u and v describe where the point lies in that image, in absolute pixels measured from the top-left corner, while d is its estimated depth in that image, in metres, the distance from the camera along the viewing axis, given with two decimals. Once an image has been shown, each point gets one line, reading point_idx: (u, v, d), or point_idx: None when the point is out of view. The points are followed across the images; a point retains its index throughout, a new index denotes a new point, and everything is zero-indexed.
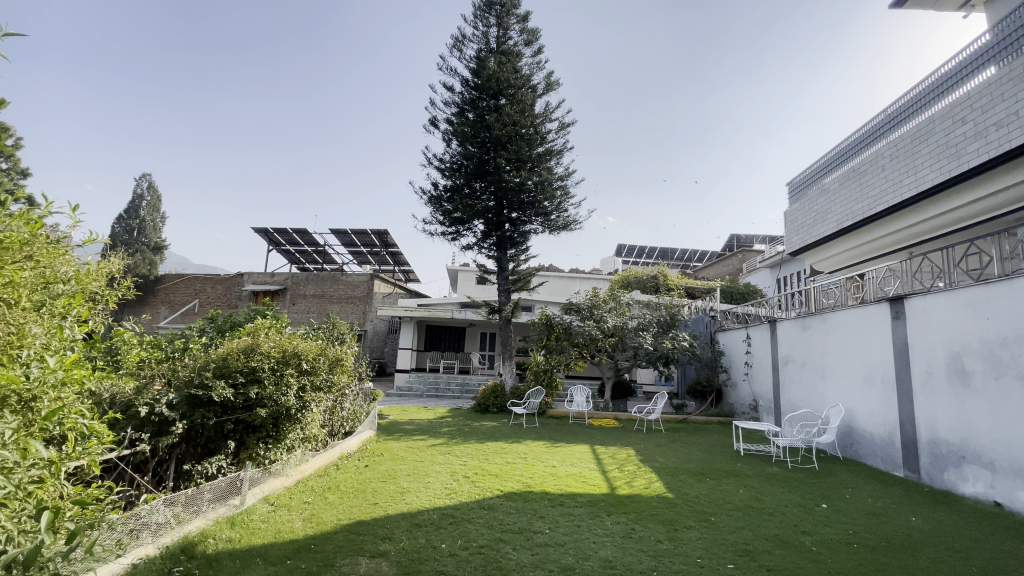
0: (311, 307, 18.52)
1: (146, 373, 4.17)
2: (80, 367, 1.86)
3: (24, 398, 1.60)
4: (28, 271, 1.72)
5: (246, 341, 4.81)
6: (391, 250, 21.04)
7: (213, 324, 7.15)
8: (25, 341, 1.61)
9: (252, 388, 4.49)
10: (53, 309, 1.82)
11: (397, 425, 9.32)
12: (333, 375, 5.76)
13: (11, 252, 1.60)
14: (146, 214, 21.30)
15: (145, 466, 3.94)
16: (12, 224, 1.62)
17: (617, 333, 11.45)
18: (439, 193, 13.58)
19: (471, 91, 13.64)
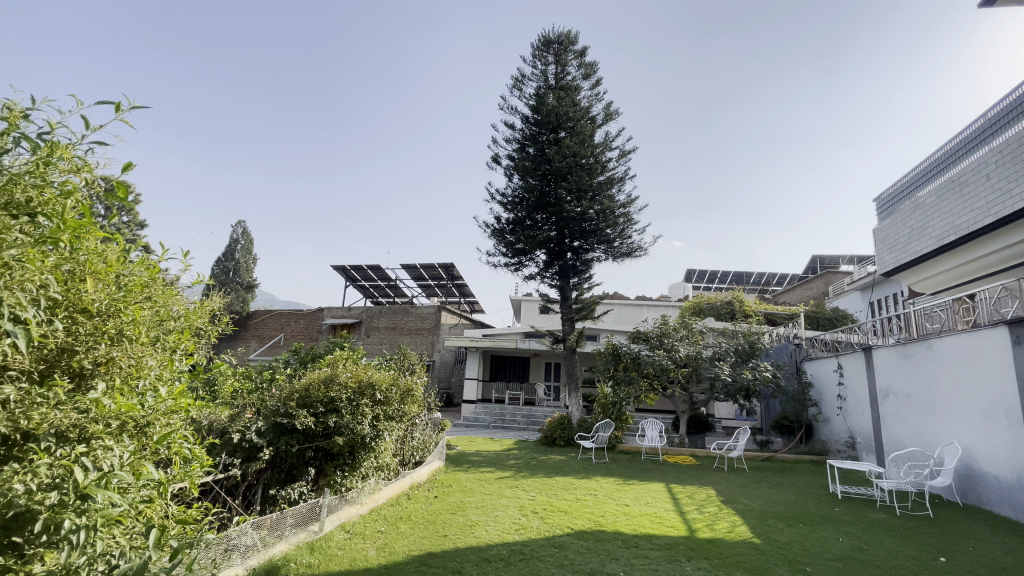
0: (384, 339, 19.32)
1: (239, 402, 4.51)
2: (186, 396, 2.08)
3: (140, 424, 1.76)
4: (148, 310, 1.94)
5: (326, 372, 5.12)
6: (457, 283, 21.63)
7: (296, 356, 7.66)
8: (142, 372, 1.82)
9: (331, 417, 4.74)
10: (166, 343, 2.06)
11: (464, 456, 9.36)
12: (405, 405, 5.93)
13: (135, 294, 1.84)
14: (240, 256, 23.54)
15: (235, 490, 4.22)
16: (134, 270, 1.87)
17: (691, 363, 10.89)
18: (501, 226, 13.91)
19: (532, 126, 14.04)
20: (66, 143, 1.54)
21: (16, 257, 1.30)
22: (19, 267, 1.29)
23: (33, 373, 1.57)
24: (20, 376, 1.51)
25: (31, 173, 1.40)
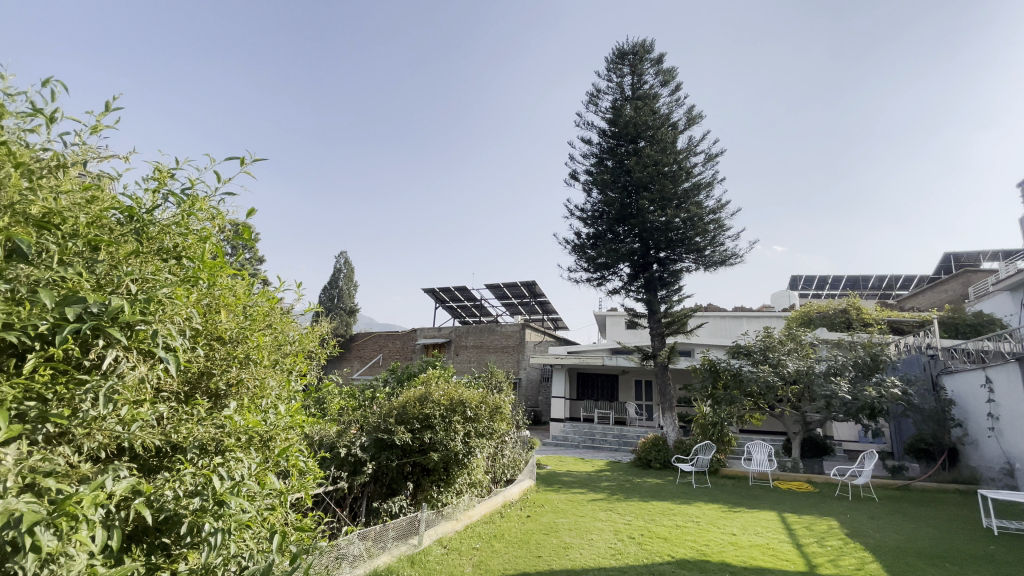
0: (471, 358, 19.85)
1: (345, 418, 4.88)
2: (302, 413, 2.33)
3: (264, 438, 1.98)
4: (269, 336, 2.20)
5: (421, 390, 5.38)
6: (541, 300, 21.75)
7: (394, 375, 8.12)
8: (264, 392, 2.06)
9: (426, 433, 4.98)
10: (285, 364, 2.32)
11: (556, 476, 9.27)
12: (494, 423, 6.03)
13: (258, 323, 2.12)
14: (343, 284, 25.63)
15: (343, 501, 4.54)
16: (258, 300, 2.15)
17: (801, 378, 9.97)
18: (582, 242, 13.85)
19: (609, 139, 13.96)
20: (205, 196, 1.81)
21: (168, 294, 1.52)
22: (169, 303, 1.52)
23: (181, 393, 1.81)
24: (171, 396, 1.76)
25: (177, 224, 1.67)
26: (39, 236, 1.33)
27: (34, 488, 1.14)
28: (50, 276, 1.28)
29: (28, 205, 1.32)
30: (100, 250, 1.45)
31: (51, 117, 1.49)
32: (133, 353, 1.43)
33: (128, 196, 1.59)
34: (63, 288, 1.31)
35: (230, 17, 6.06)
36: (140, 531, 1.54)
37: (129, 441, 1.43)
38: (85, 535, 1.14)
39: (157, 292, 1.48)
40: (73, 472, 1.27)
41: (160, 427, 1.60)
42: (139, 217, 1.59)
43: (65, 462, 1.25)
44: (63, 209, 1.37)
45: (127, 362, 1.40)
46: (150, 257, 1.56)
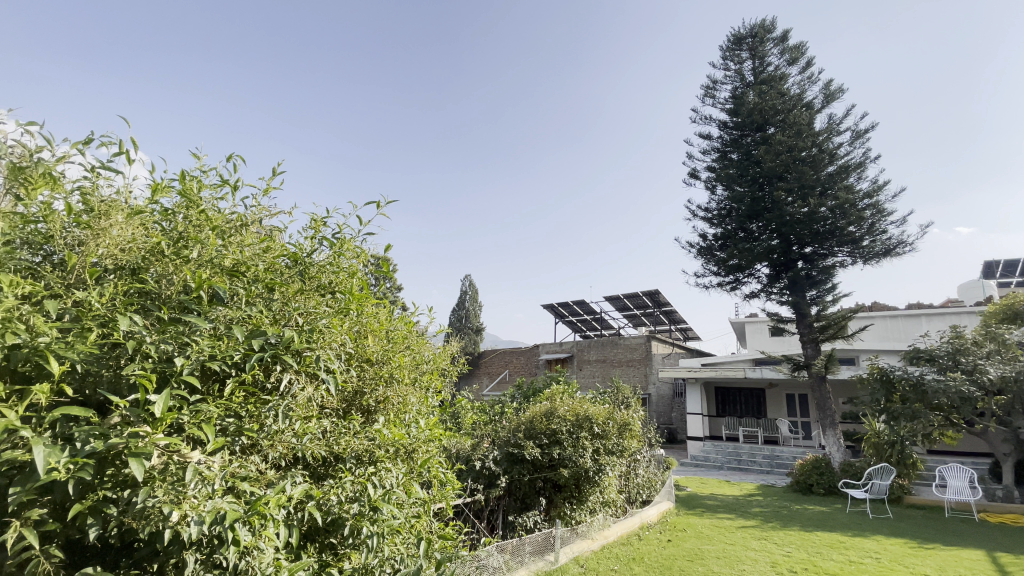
0: (596, 372, 19.48)
1: (478, 433, 5.10)
2: (440, 427, 2.51)
3: (407, 450, 2.17)
4: (409, 356, 2.43)
5: (547, 405, 5.45)
6: (666, 309, 20.71)
7: (520, 391, 8.33)
8: (407, 408, 2.27)
9: (555, 448, 5.01)
10: (423, 382, 2.54)
11: (697, 498, 8.62)
12: (624, 439, 5.86)
13: (398, 345, 2.35)
14: (469, 304, 27.15)
15: (481, 513, 4.72)
16: (397, 324, 2.39)
17: (1011, 387, 8.09)
18: (709, 243, 12.97)
19: (732, 131, 12.99)
20: (351, 236, 2.08)
21: (326, 324, 1.77)
22: (326, 331, 1.76)
23: (340, 409, 2.07)
24: (333, 412, 2.01)
25: (330, 263, 1.94)
26: (231, 282, 1.64)
27: (234, 489, 1.39)
28: (240, 315, 1.56)
29: (220, 257, 1.64)
30: (274, 290, 1.74)
31: (236, 185, 1.85)
32: (301, 376, 1.67)
33: (293, 243, 1.89)
34: (249, 323, 1.60)
35: (360, 69, 6.89)
36: (312, 531, 1.76)
37: (301, 452, 1.66)
38: (271, 532, 1.35)
39: (317, 323, 1.73)
40: (261, 477, 1.51)
41: (324, 439, 1.83)
42: (302, 260, 1.88)
43: (255, 469, 1.49)
44: (247, 258, 1.68)
45: (298, 383, 1.65)
46: (311, 293, 1.83)
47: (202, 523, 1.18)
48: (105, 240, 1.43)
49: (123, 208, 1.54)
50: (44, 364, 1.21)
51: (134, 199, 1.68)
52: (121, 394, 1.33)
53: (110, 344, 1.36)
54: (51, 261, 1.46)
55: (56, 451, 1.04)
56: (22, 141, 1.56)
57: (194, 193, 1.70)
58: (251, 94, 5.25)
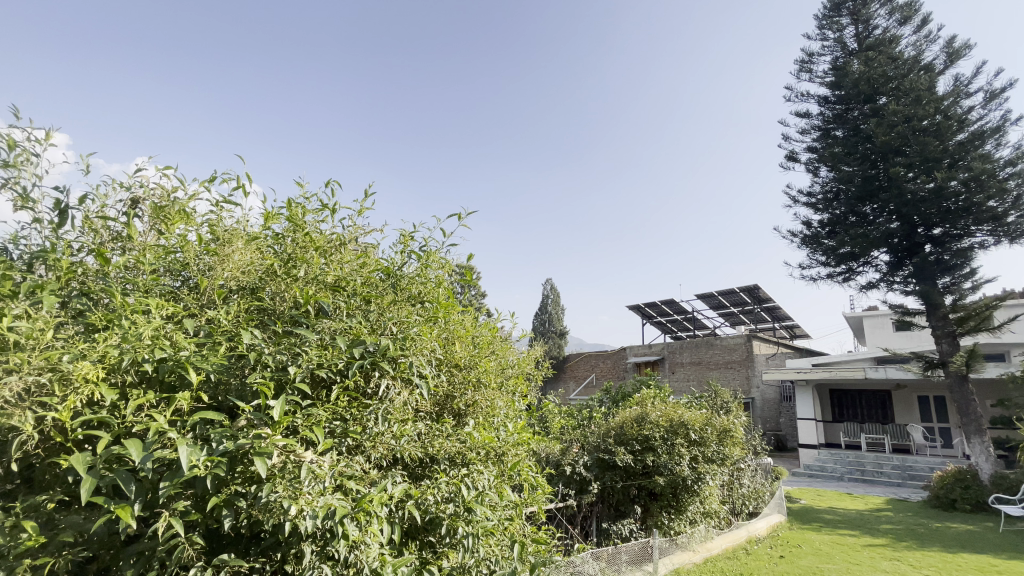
0: (691, 375, 18.46)
1: (567, 438, 5.05)
2: (528, 431, 2.54)
3: (497, 453, 2.23)
4: (494, 361, 2.49)
5: (637, 410, 5.30)
6: (766, 306, 19.19)
7: (609, 395, 8.15)
8: (495, 412, 2.32)
9: (649, 455, 4.84)
10: (509, 386, 2.60)
11: (812, 512, 7.84)
12: (725, 447, 5.51)
13: (484, 350, 2.42)
14: (552, 309, 27.17)
15: (574, 519, 4.67)
16: (482, 330, 2.47)
17: None
18: (814, 231, 11.83)
19: (834, 107, 11.80)
20: (436, 248, 2.18)
21: (417, 332, 1.86)
22: (417, 339, 1.84)
23: (434, 412, 2.15)
24: (427, 415, 2.10)
25: (418, 275, 2.05)
26: (334, 296, 1.80)
27: (342, 487, 1.51)
28: (341, 326, 1.71)
29: (323, 275, 1.80)
30: (371, 302, 1.87)
31: (334, 208, 2.01)
32: (397, 381, 1.77)
33: (385, 257, 2.02)
34: (350, 334, 1.73)
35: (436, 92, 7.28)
36: (413, 529, 1.84)
37: (400, 453, 1.75)
38: (375, 529, 1.44)
39: (409, 331, 1.83)
40: (365, 476, 1.62)
41: (420, 442, 1.92)
42: (393, 273, 2.00)
43: (360, 468, 1.61)
44: (346, 275, 1.83)
45: (394, 388, 1.75)
46: (403, 303, 1.94)
47: (316, 517, 1.30)
48: (229, 265, 1.64)
49: (242, 235, 1.75)
50: (184, 374, 1.40)
51: (250, 226, 1.89)
52: (245, 400, 1.49)
53: (237, 356, 1.54)
54: (187, 286, 1.69)
55: (197, 450, 1.20)
56: (160, 184, 1.82)
57: (299, 218, 1.89)
58: (342, 121, 5.71)
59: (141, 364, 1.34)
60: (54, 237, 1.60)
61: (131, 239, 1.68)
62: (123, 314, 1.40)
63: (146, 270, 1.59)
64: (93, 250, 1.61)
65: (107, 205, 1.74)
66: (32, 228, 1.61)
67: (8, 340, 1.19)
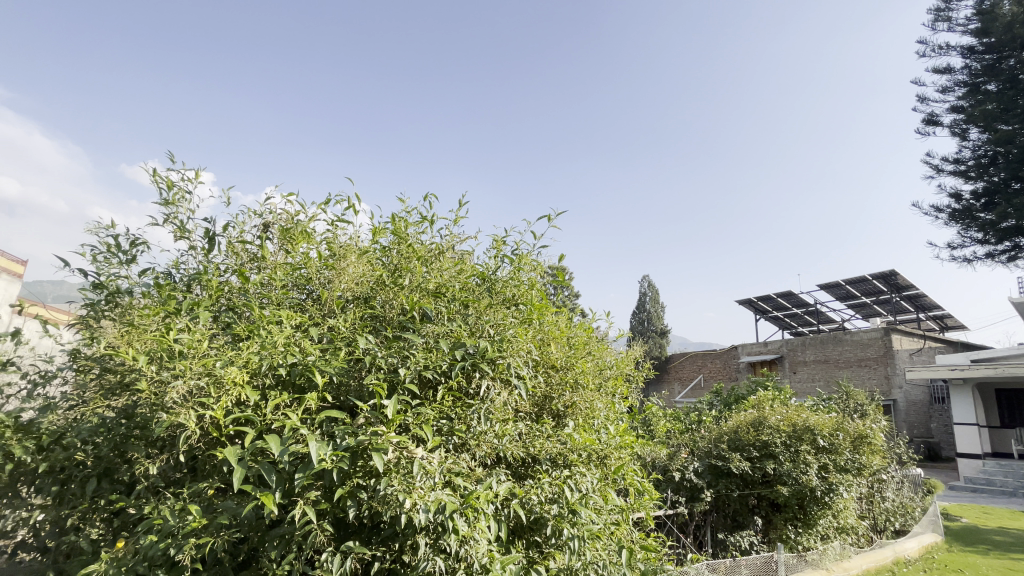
0: (817, 375, 16.53)
1: (674, 442, 4.82)
2: (630, 433, 2.48)
3: (600, 455, 2.19)
4: (592, 362, 2.47)
5: (753, 414, 4.93)
6: (907, 295, 16.73)
7: (719, 398, 7.63)
8: (596, 414, 2.30)
9: (769, 463, 4.45)
10: (608, 388, 2.56)
11: (980, 533, 6.65)
12: (861, 456, 4.89)
13: (581, 351, 2.40)
14: (651, 307, 26.20)
15: (686, 527, 4.42)
16: (578, 331, 2.45)
17: None
18: (965, 204, 10.08)
19: (984, 56, 9.98)
20: (528, 251, 2.21)
21: (513, 334, 1.90)
22: (513, 341, 1.88)
23: (534, 412, 2.16)
24: (527, 416, 2.12)
25: (512, 278, 2.09)
26: (435, 302, 1.90)
27: (451, 483, 1.58)
28: (443, 329, 1.80)
29: (425, 282, 1.91)
30: (468, 306, 1.94)
31: (432, 219, 2.13)
32: (496, 381, 1.81)
33: (480, 263, 2.09)
34: (452, 337, 1.81)
35: None
36: (519, 529, 1.85)
37: (503, 451, 1.79)
38: (483, 526, 1.48)
39: (505, 333, 1.87)
40: (471, 474, 1.68)
41: (522, 442, 1.95)
42: (488, 277, 2.06)
43: (467, 466, 1.67)
44: (446, 281, 1.93)
45: (495, 388, 1.80)
46: (498, 306, 1.98)
47: (428, 511, 1.37)
48: (344, 277, 1.80)
49: (354, 249, 1.92)
50: (311, 377, 1.57)
51: (359, 241, 2.06)
52: (363, 399, 1.62)
53: (354, 360, 1.69)
54: (310, 298, 1.89)
55: (324, 445, 1.33)
56: (284, 209, 2.06)
57: (401, 230, 2.02)
58: None
59: (276, 368, 1.52)
60: (206, 261, 1.88)
61: (264, 259, 1.92)
62: (261, 324, 1.60)
63: (277, 286, 1.81)
64: (235, 270, 1.86)
65: (244, 231, 2.00)
66: (189, 254, 1.91)
67: (175, 349, 1.42)
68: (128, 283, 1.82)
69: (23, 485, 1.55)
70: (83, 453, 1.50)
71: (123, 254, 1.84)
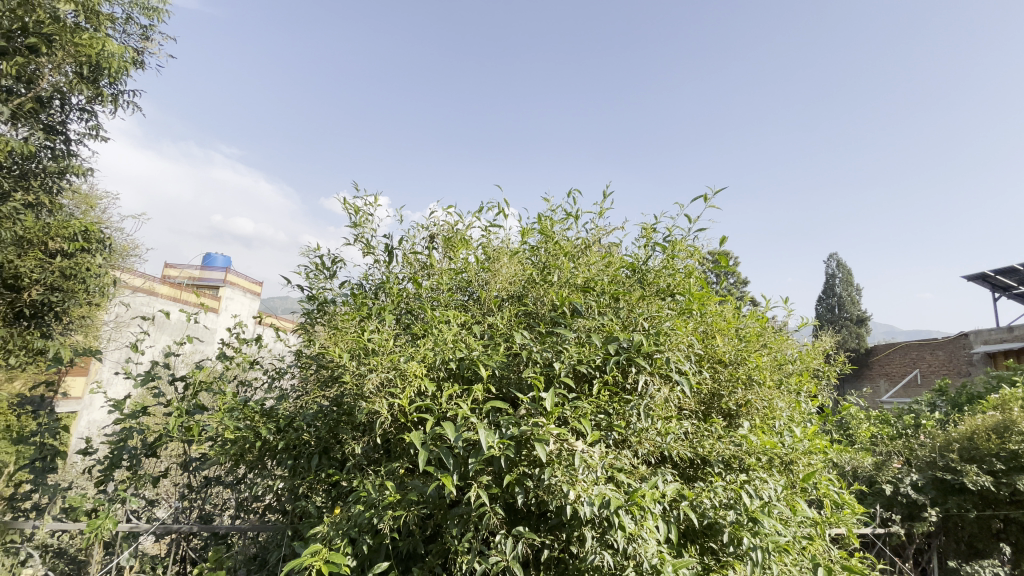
0: None
1: (882, 449, 4.03)
2: (821, 437, 2.16)
3: (785, 461, 1.96)
4: (767, 356, 2.22)
5: (998, 417, 3.89)
6: None
7: (944, 397, 6.19)
8: (776, 415, 2.08)
9: (1022, 479, 3.49)
10: (790, 386, 2.29)
11: None
12: None
13: (753, 344, 2.16)
14: (842, 290, 22.58)
15: (904, 551, 3.67)
16: (749, 322, 2.22)
17: None
18: None
19: None
20: (682, 237, 2.06)
21: (670, 326, 1.78)
22: (672, 334, 1.77)
23: (700, 411, 2.01)
24: (693, 414, 1.98)
25: (665, 267, 1.98)
26: (585, 296, 1.88)
27: (614, 479, 1.55)
28: (595, 323, 1.77)
29: (574, 278, 1.91)
30: (620, 299, 1.89)
31: (577, 214, 2.12)
32: (655, 377, 1.73)
33: (630, 254, 2.02)
34: (604, 331, 1.77)
35: None
36: (691, 532, 1.73)
37: (668, 450, 1.70)
38: (651, 525, 1.42)
39: (662, 326, 1.78)
40: (635, 471, 1.63)
41: (688, 441, 1.83)
42: (640, 268, 1.98)
43: (629, 462, 1.63)
44: (594, 275, 1.91)
45: (654, 384, 1.72)
46: (652, 298, 1.89)
47: (593, 504, 1.36)
48: (498, 278, 1.91)
49: (506, 251, 2.02)
50: (476, 369, 1.69)
51: (510, 243, 2.16)
52: (523, 392, 1.69)
53: (513, 354, 1.77)
54: (472, 299, 2.04)
55: (491, 433, 1.42)
56: (445, 220, 2.26)
57: (549, 229, 2.06)
58: None
59: (447, 362, 1.68)
60: (388, 272, 2.16)
61: (431, 266, 2.13)
62: (433, 324, 1.78)
63: (445, 290, 2.00)
64: (410, 278, 2.11)
65: (416, 243, 2.24)
66: (375, 267, 2.21)
67: (369, 346, 1.66)
68: (332, 294, 2.18)
69: (270, 458, 1.95)
70: (308, 433, 1.84)
71: (327, 270, 2.21)
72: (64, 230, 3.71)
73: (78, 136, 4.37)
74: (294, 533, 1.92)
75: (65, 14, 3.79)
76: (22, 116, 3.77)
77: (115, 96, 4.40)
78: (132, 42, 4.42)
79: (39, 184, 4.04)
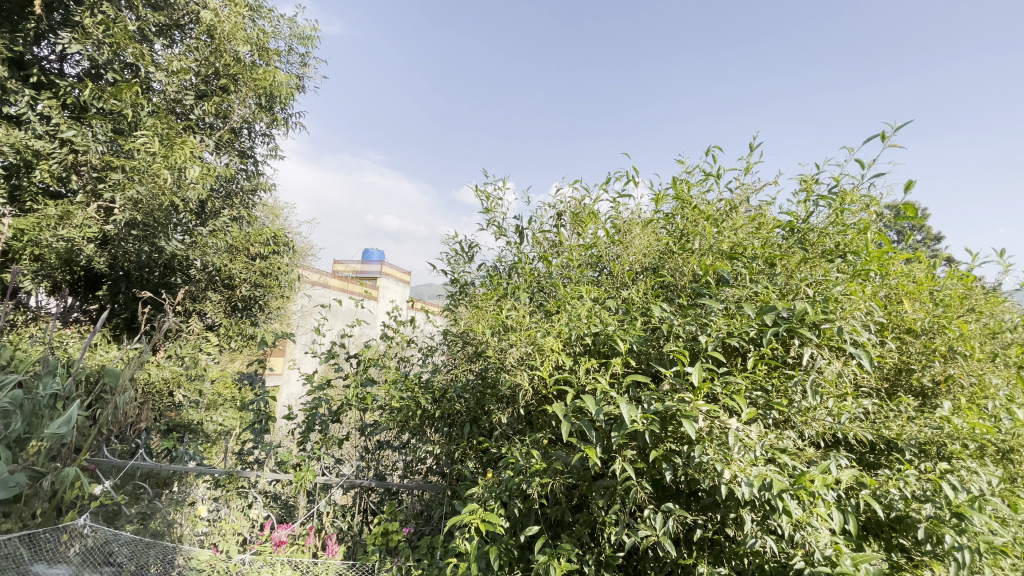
0: None
1: None
2: None
3: (1003, 449, 1.60)
4: (974, 323, 1.83)
5: None
6: None
7: None
8: (989, 392, 1.71)
9: None
10: (1009, 357, 1.86)
11: None
12: None
13: (954, 308, 1.79)
14: None
15: None
16: (947, 283, 1.84)
17: None
18: None
19: None
20: (853, 187, 1.75)
21: (842, 292, 1.54)
22: (845, 300, 1.52)
23: (882, 390, 1.74)
24: (873, 392, 1.71)
25: (833, 225, 1.70)
26: (732, 264, 1.72)
27: (776, 461, 1.40)
28: (746, 293, 1.60)
29: (718, 244, 1.75)
30: (775, 264, 1.68)
31: (718, 173, 1.92)
32: (825, 350, 1.52)
33: (786, 212, 1.78)
34: (758, 300, 1.60)
35: None
36: (873, 525, 1.51)
37: (842, 432, 1.50)
38: (822, 513, 1.26)
39: (832, 292, 1.54)
40: (801, 454, 1.46)
41: (869, 422, 1.59)
42: (799, 228, 1.74)
43: (793, 443, 1.47)
44: (742, 240, 1.72)
45: (823, 358, 1.52)
46: (817, 260, 1.65)
47: (753, 486, 1.25)
48: (631, 251, 1.86)
49: (639, 222, 1.93)
50: (613, 345, 1.66)
51: (642, 213, 2.06)
52: (665, 367, 1.62)
53: (651, 328, 1.70)
54: (603, 274, 2.01)
55: (634, 408, 1.39)
56: (572, 196, 2.22)
57: (685, 195, 1.91)
58: None
59: (583, 337, 1.68)
60: (519, 252, 2.23)
61: (561, 244, 2.14)
62: (566, 300, 1.79)
63: (576, 266, 2.00)
64: (540, 257, 2.15)
65: (544, 222, 2.25)
66: (508, 248, 2.28)
67: (508, 323, 1.73)
68: (472, 277, 2.32)
69: (429, 426, 2.15)
70: (460, 404, 2.00)
71: (465, 255, 2.35)
72: (260, 237, 4.57)
73: (263, 157, 5.25)
74: (453, 493, 2.12)
75: (244, 55, 4.56)
76: (224, 146, 4.64)
77: (286, 119, 5.18)
78: (295, 70, 5.14)
79: (240, 201, 4.94)
